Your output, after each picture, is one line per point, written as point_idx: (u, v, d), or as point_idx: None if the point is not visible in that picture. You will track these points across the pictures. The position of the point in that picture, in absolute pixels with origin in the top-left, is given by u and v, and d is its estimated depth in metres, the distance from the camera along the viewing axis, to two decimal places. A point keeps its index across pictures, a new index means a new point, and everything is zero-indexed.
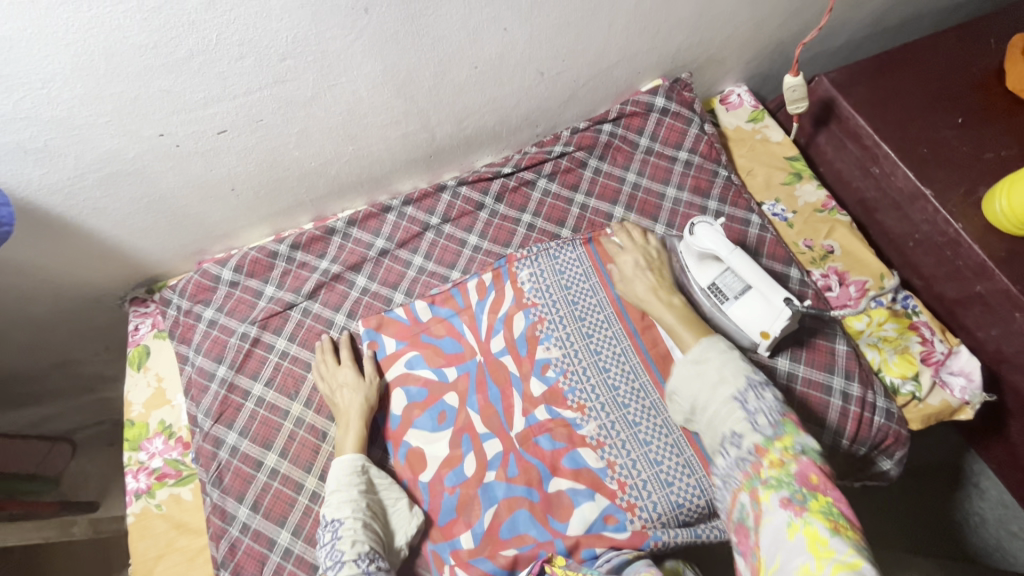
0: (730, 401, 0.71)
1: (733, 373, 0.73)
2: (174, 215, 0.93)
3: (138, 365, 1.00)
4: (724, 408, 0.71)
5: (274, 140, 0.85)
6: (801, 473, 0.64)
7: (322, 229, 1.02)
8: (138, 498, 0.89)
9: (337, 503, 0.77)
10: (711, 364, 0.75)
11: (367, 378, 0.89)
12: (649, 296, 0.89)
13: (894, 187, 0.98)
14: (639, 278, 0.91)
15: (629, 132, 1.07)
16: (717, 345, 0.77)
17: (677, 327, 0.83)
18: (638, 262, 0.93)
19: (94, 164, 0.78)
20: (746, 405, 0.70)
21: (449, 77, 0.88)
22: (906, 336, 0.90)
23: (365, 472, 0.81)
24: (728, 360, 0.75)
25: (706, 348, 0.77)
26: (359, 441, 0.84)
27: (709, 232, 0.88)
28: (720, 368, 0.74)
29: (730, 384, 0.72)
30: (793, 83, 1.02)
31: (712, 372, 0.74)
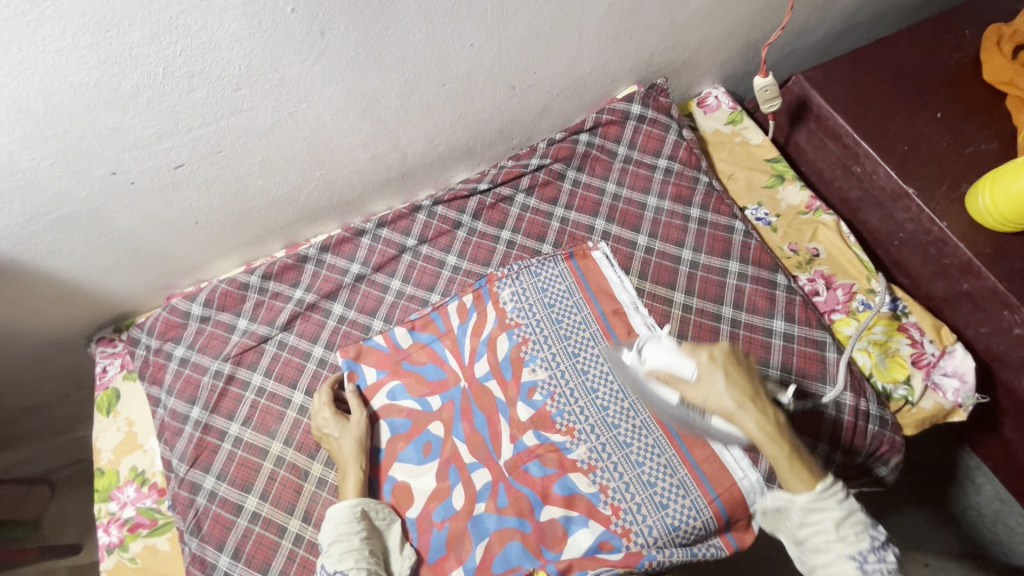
0: (847, 559, 0.66)
1: (854, 531, 0.67)
2: (136, 253, 0.89)
3: (107, 410, 0.95)
4: (838, 562, 0.66)
5: (236, 170, 0.82)
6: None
7: (294, 257, 0.98)
8: (112, 552, 0.84)
9: (339, 555, 0.73)
10: (830, 517, 0.67)
11: (353, 417, 0.85)
12: (744, 415, 0.69)
13: (876, 186, 0.96)
14: (724, 386, 0.70)
15: (606, 141, 1.04)
16: (836, 493, 0.68)
17: (787, 464, 0.68)
18: (723, 369, 0.71)
19: (43, 207, 0.73)
20: (865, 564, 0.65)
21: (417, 97, 0.85)
22: (895, 338, 0.89)
23: (364, 515, 0.78)
24: (851, 515, 0.68)
25: (824, 499, 0.67)
26: (358, 483, 0.80)
27: (662, 352, 0.76)
28: (840, 523, 0.67)
29: (853, 544, 0.66)
30: (763, 84, 1.00)
31: (831, 527, 0.67)
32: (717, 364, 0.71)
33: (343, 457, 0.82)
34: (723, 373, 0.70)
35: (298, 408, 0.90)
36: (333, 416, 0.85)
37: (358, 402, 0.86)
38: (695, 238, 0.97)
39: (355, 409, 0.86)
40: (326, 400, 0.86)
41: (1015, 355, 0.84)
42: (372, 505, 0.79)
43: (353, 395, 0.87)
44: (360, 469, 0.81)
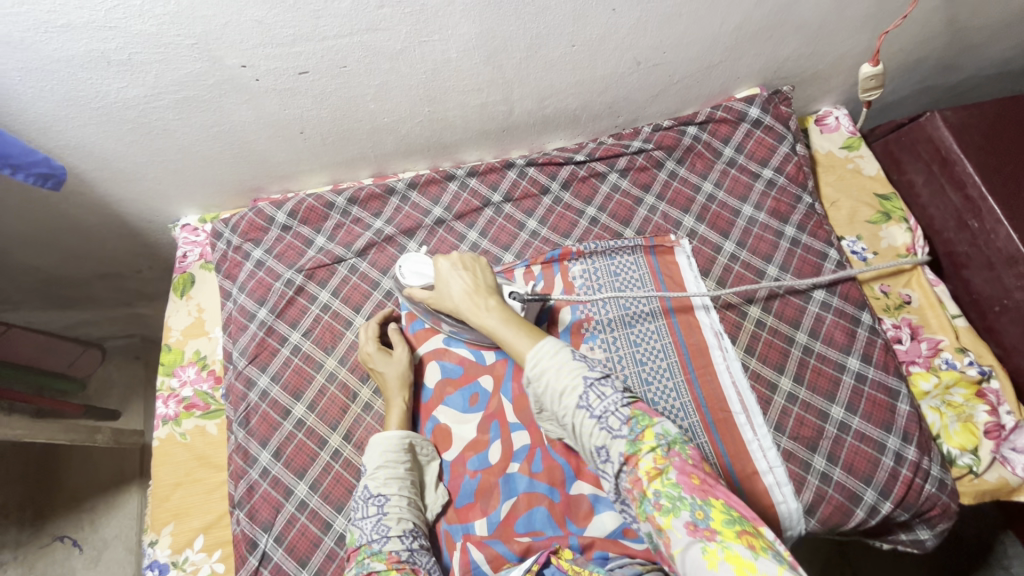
0: (577, 412, 0.66)
1: (568, 380, 0.67)
2: (240, 150, 0.91)
3: (182, 292, 1.00)
4: (577, 421, 0.67)
5: (353, 89, 0.82)
6: (682, 480, 0.60)
7: (382, 187, 0.99)
8: (165, 423, 0.90)
9: (383, 479, 0.76)
10: (549, 373, 0.68)
11: (396, 351, 0.87)
12: (460, 296, 0.78)
13: (991, 246, 0.90)
14: (453, 286, 0.79)
15: (714, 139, 1.01)
16: (547, 350, 0.69)
17: (501, 334, 0.73)
18: (449, 267, 0.80)
19: (173, 85, 0.76)
20: (593, 410, 0.66)
21: (542, 53, 0.84)
22: (972, 403, 0.85)
23: (410, 448, 0.80)
24: (563, 363, 0.68)
25: (535, 361, 0.69)
26: (401, 414, 0.83)
27: (415, 268, 0.85)
28: (559, 372, 0.68)
29: (572, 392, 0.67)
30: (869, 73, 0.95)
31: (552, 385, 0.67)
32: (445, 266, 0.80)
33: (387, 387, 0.84)
34: (448, 265, 0.80)
35: (357, 331, 0.93)
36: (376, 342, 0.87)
37: (401, 338, 0.88)
38: (783, 256, 0.94)
39: (397, 344, 0.87)
40: (373, 325, 0.89)
41: None
42: (418, 438, 0.81)
43: (393, 334, 0.89)
44: (404, 400, 0.83)
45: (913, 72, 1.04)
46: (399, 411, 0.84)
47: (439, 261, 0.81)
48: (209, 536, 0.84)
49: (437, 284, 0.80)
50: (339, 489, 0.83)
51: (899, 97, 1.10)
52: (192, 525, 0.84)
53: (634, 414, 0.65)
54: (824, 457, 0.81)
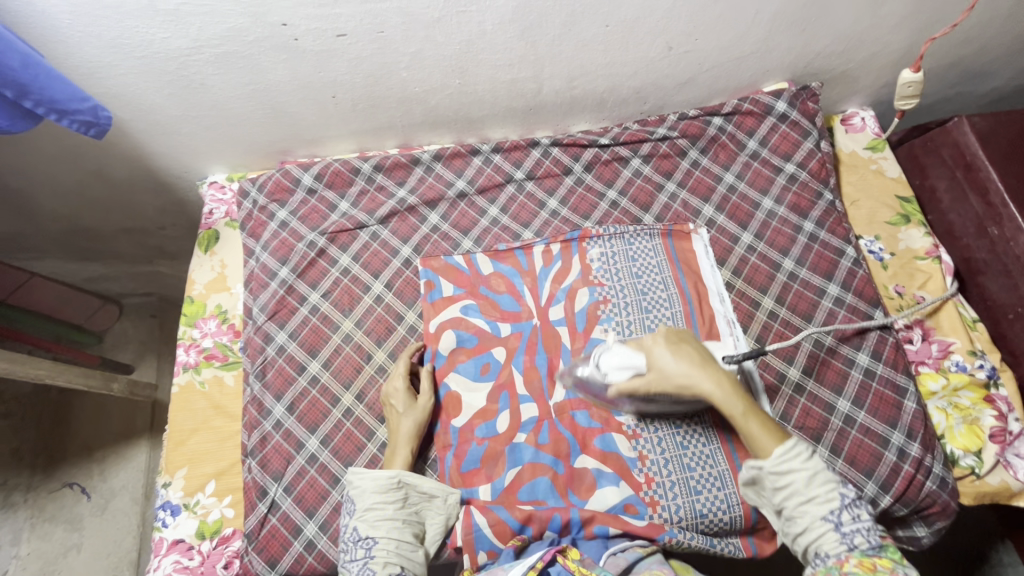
0: (821, 520, 0.64)
1: (824, 490, 0.65)
2: (272, 110, 0.93)
3: (206, 247, 1.02)
4: (816, 525, 0.65)
5: (387, 55, 0.84)
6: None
7: (408, 157, 1.01)
8: (186, 371, 0.93)
9: (371, 521, 0.74)
10: (799, 478, 0.66)
11: (421, 398, 0.85)
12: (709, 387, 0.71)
13: (1010, 254, 0.91)
14: (675, 364, 0.73)
15: (739, 131, 1.01)
16: (798, 453, 0.67)
17: (749, 426, 0.69)
18: (667, 346, 0.75)
19: (214, 39, 0.78)
20: (840, 526, 0.64)
21: (576, 31, 0.85)
22: (979, 407, 0.85)
23: (401, 487, 0.77)
24: (817, 472, 0.67)
25: (789, 459, 0.67)
26: (404, 461, 0.80)
27: (615, 353, 0.78)
28: (812, 479, 0.66)
29: (825, 503, 0.65)
30: (909, 80, 0.93)
31: (801, 486, 0.66)
32: (660, 345, 0.75)
33: (398, 429, 0.82)
34: (669, 345, 0.74)
35: (375, 296, 0.95)
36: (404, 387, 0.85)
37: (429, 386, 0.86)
38: (801, 251, 0.95)
39: (424, 391, 0.86)
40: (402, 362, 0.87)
41: None
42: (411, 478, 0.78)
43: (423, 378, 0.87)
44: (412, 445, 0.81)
45: (943, 78, 1.04)
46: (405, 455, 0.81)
47: (658, 337, 0.76)
48: (221, 482, 0.86)
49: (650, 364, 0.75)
50: (349, 446, 0.85)
51: (927, 102, 1.10)
52: (205, 471, 0.87)
53: (887, 545, 0.64)
54: (828, 448, 0.82)
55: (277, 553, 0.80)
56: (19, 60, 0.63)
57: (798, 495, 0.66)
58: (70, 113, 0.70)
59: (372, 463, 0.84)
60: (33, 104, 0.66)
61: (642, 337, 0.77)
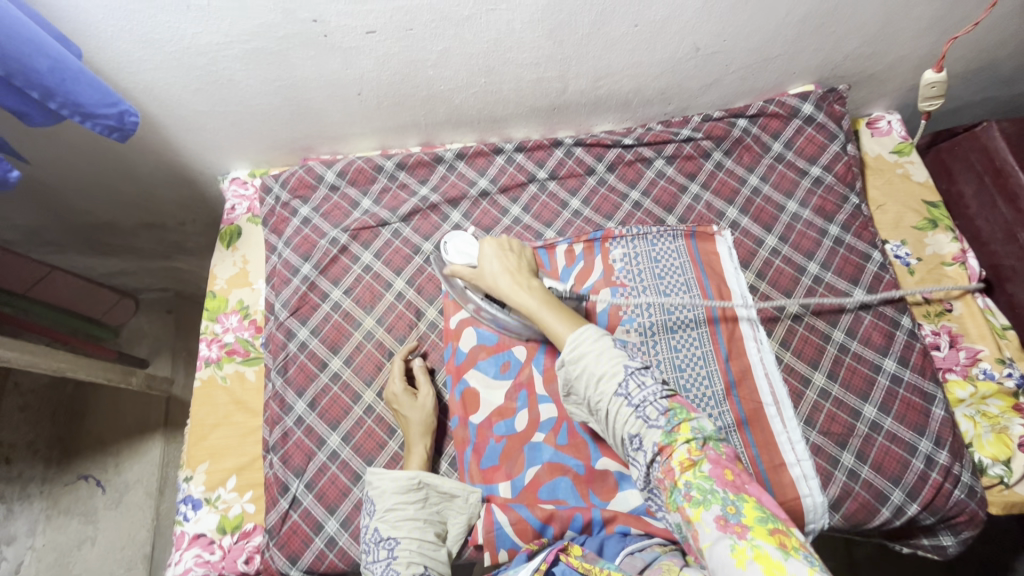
0: (614, 398, 0.65)
1: (609, 365, 0.66)
2: (297, 106, 0.93)
3: (228, 243, 1.02)
4: (611, 405, 0.65)
5: (415, 53, 0.84)
6: (716, 473, 0.59)
7: (430, 155, 1.01)
8: (208, 365, 0.93)
9: (393, 521, 0.75)
10: (587, 359, 0.67)
11: (421, 393, 0.85)
12: (505, 284, 0.78)
13: None
14: (493, 265, 0.81)
15: (763, 133, 1.01)
16: (589, 335, 0.68)
17: (539, 311, 0.74)
18: (494, 252, 0.83)
19: (245, 35, 0.78)
20: (630, 399, 0.64)
21: (604, 31, 0.84)
22: (1008, 416, 0.84)
23: (421, 487, 0.78)
24: (603, 347, 0.67)
25: (577, 343, 0.68)
26: (422, 458, 0.81)
27: (460, 247, 0.88)
28: (597, 355, 0.67)
29: (611, 378, 0.65)
30: (933, 80, 0.92)
31: (591, 369, 0.66)
32: (489, 250, 0.83)
33: (410, 430, 0.83)
34: (493, 251, 0.82)
35: (396, 294, 0.94)
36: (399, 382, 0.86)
37: (427, 378, 0.87)
38: (826, 254, 0.94)
39: (424, 386, 0.86)
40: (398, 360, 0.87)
41: None
42: (432, 479, 0.78)
43: (420, 373, 0.87)
44: (427, 443, 0.82)
45: (972, 81, 1.03)
46: (421, 454, 0.82)
47: (487, 246, 0.84)
48: (242, 477, 0.86)
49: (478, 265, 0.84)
50: (370, 444, 0.85)
51: (954, 107, 1.09)
52: (226, 465, 0.87)
53: (672, 407, 0.63)
54: (853, 454, 0.81)
55: (298, 549, 0.80)
56: (47, 63, 0.62)
57: (595, 379, 0.66)
58: (95, 117, 0.69)
59: (392, 461, 0.84)
60: (56, 105, 0.65)
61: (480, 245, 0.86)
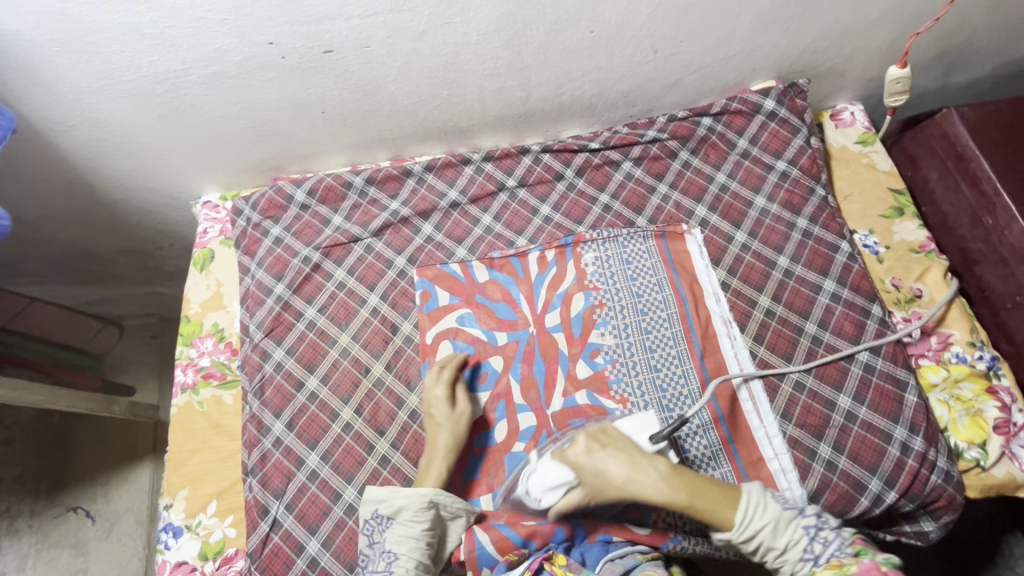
0: (800, 563, 0.65)
1: (789, 534, 0.66)
2: (262, 127, 0.93)
3: (201, 267, 1.02)
4: (789, 565, 0.66)
5: (375, 70, 0.84)
6: (858, 574, 0.60)
7: (399, 169, 1.01)
8: (184, 391, 0.92)
9: (397, 536, 0.74)
10: (764, 528, 0.66)
11: (457, 408, 0.84)
12: (643, 489, 0.67)
13: (1005, 243, 0.91)
14: (607, 464, 0.70)
15: (728, 130, 1.02)
16: (752, 503, 0.67)
17: (693, 504, 0.66)
18: (589, 464, 0.71)
19: (202, 60, 0.78)
20: (818, 559, 0.64)
21: (561, 38, 0.85)
22: (982, 399, 0.85)
23: (432, 507, 0.76)
24: (777, 515, 0.66)
25: (749, 516, 0.66)
26: (440, 474, 0.79)
27: (540, 479, 0.75)
28: (775, 518, 0.66)
29: (796, 545, 0.66)
30: (897, 75, 0.95)
31: (767, 539, 0.65)
32: (581, 460, 0.72)
33: (438, 443, 0.81)
34: (591, 457, 0.71)
35: (371, 309, 0.94)
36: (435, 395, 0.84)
37: (465, 392, 0.85)
38: (795, 248, 0.94)
39: (461, 400, 0.85)
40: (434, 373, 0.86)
41: None
42: (444, 499, 0.76)
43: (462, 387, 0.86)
44: (451, 460, 0.80)
45: (931, 69, 1.04)
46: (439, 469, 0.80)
47: (578, 455, 0.72)
48: (222, 502, 0.86)
49: (584, 463, 0.72)
50: (350, 461, 0.85)
51: (914, 94, 1.10)
52: (206, 491, 0.86)
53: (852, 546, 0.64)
54: (830, 445, 0.82)
55: (279, 571, 0.80)
56: None
57: (773, 548, 0.66)
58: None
59: (372, 477, 0.84)
60: None
61: (566, 449, 0.74)
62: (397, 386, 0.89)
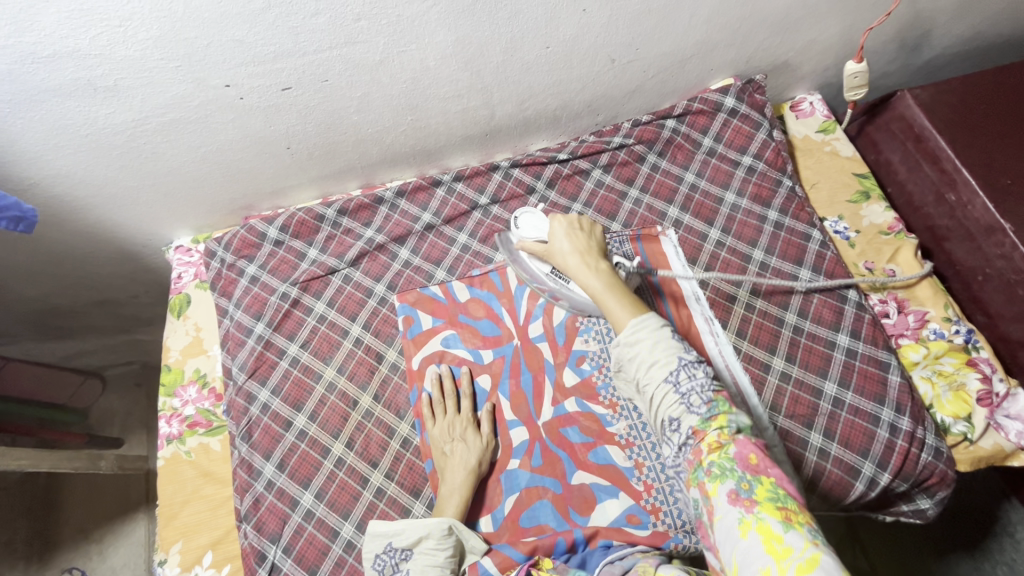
0: (662, 383, 0.63)
1: (664, 354, 0.64)
2: (228, 168, 0.93)
3: (179, 312, 1.01)
4: (656, 388, 0.64)
5: (335, 102, 0.84)
6: (741, 457, 0.59)
7: (370, 198, 1.01)
8: (170, 443, 0.90)
9: (421, 566, 0.73)
10: (642, 347, 0.65)
11: (481, 433, 0.84)
12: (575, 262, 0.74)
13: (969, 217, 0.93)
14: (564, 239, 0.77)
15: (692, 130, 1.03)
16: (650, 324, 0.66)
17: (603, 296, 0.71)
18: (566, 230, 0.77)
19: (160, 108, 0.77)
20: (679, 386, 0.63)
21: (518, 56, 0.86)
22: (963, 372, 0.86)
23: (452, 534, 0.75)
24: (660, 337, 0.65)
25: (636, 328, 0.66)
26: (461, 501, 0.78)
27: (531, 221, 0.82)
28: (653, 351, 0.64)
29: (664, 366, 0.64)
30: (855, 70, 0.96)
31: (644, 354, 0.65)
32: (560, 226, 0.78)
33: (456, 469, 0.80)
34: (564, 230, 0.77)
35: (354, 340, 0.94)
36: (461, 421, 0.84)
37: (491, 418, 0.86)
38: (768, 240, 0.96)
39: (485, 427, 0.85)
40: (455, 400, 0.86)
41: None
42: (466, 530, 0.76)
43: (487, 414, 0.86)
44: (470, 489, 0.79)
45: (883, 55, 1.07)
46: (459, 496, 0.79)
47: (555, 228, 0.78)
48: (218, 552, 0.84)
49: (553, 238, 0.78)
50: (345, 497, 0.83)
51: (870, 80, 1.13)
52: (201, 542, 0.85)
53: (716, 399, 0.62)
54: (821, 433, 0.82)
55: None
56: None
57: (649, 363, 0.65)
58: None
59: (369, 511, 0.83)
60: None
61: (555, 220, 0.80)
62: (387, 415, 0.88)
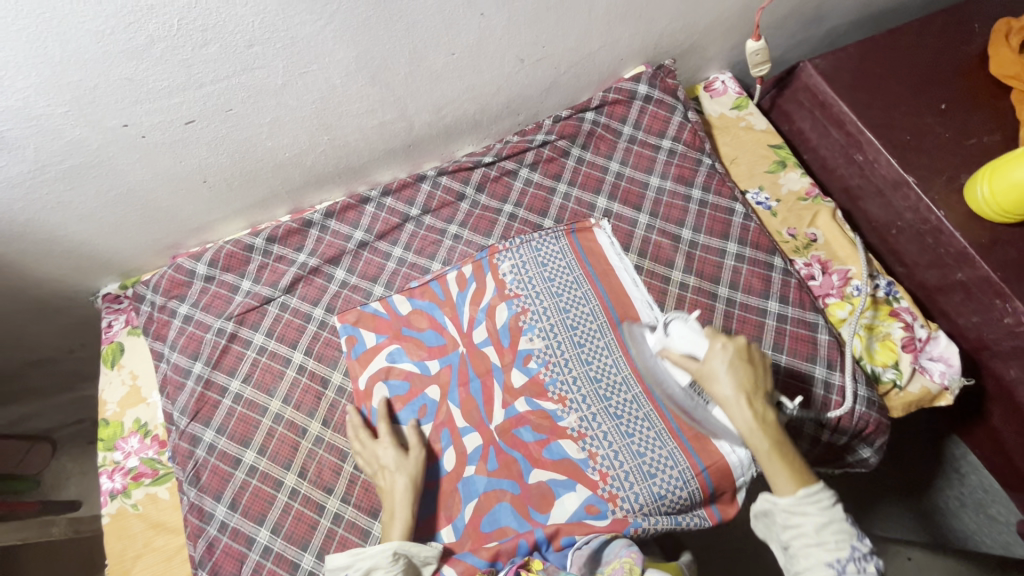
0: (823, 566, 0.62)
1: (832, 536, 0.63)
2: (144, 208, 0.90)
3: (112, 362, 0.97)
4: (816, 568, 0.63)
5: (245, 130, 0.83)
6: None
7: (299, 221, 0.99)
8: (114, 498, 0.87)
9: None
10: (810, 522, 0.64)
11: (411, 453, 0.82)
12: (739, 400, 0.71)
13: (877, 175, 0.98)
14: (726, 372, 0.73)
15: (612, 120, 1.05)
16: (823, 500, 0.65)
17: (769, 459, 0.68)
18: (729, 358, 0.73)
19: (56, 155, 0.75)
20: (843, 574, 0.62)
21: (425, 65, 0.86)
22: (887, 322, 0.90)
23: (400, 558, 0.73)
24: (832, 519, 0.64)
25: (808, 501, 0.65)
26: (405, 523, 0.76)
27: (685, 331, 0.78)
28: (820, 526, 0.64)
29: (828, 549, 0.63)
30: (755, 47, 1.01)
31: (811, 529, 0.64)
32: (723, 354, 0.73)
33: (395, 497, 0.78)
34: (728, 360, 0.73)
35: (297, 368, 0.92)
36: (388, 444, 0.82)
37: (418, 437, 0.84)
38: (695, 218, 0.98)
39: (414, 445, 0.83)
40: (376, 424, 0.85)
41: (1004, 344, 0.86)
42: (413, 549, 0.74)
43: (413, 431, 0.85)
44: (411, 510, 0.77)
45: (783, 30, 1.11)
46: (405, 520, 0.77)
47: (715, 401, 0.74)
48: None
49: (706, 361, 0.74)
50: (302, 527, 0.82)
51: (776, 55, 1.18)
52: None
53: None
54: None
55: None
56: None
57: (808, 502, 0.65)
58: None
59: (329, 539, 0.81)
60: None
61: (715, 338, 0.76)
62: (339, 438, 0.87)
